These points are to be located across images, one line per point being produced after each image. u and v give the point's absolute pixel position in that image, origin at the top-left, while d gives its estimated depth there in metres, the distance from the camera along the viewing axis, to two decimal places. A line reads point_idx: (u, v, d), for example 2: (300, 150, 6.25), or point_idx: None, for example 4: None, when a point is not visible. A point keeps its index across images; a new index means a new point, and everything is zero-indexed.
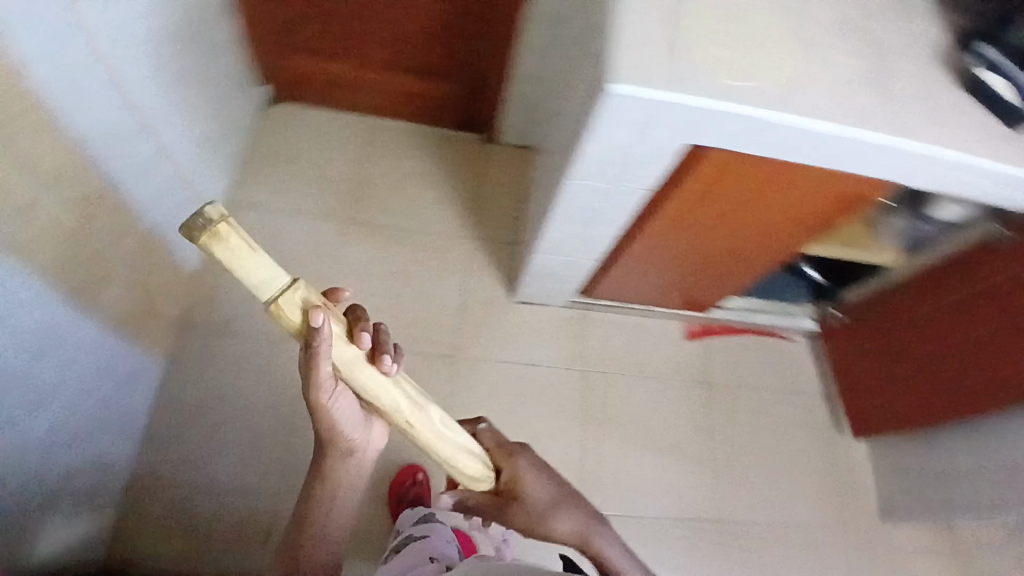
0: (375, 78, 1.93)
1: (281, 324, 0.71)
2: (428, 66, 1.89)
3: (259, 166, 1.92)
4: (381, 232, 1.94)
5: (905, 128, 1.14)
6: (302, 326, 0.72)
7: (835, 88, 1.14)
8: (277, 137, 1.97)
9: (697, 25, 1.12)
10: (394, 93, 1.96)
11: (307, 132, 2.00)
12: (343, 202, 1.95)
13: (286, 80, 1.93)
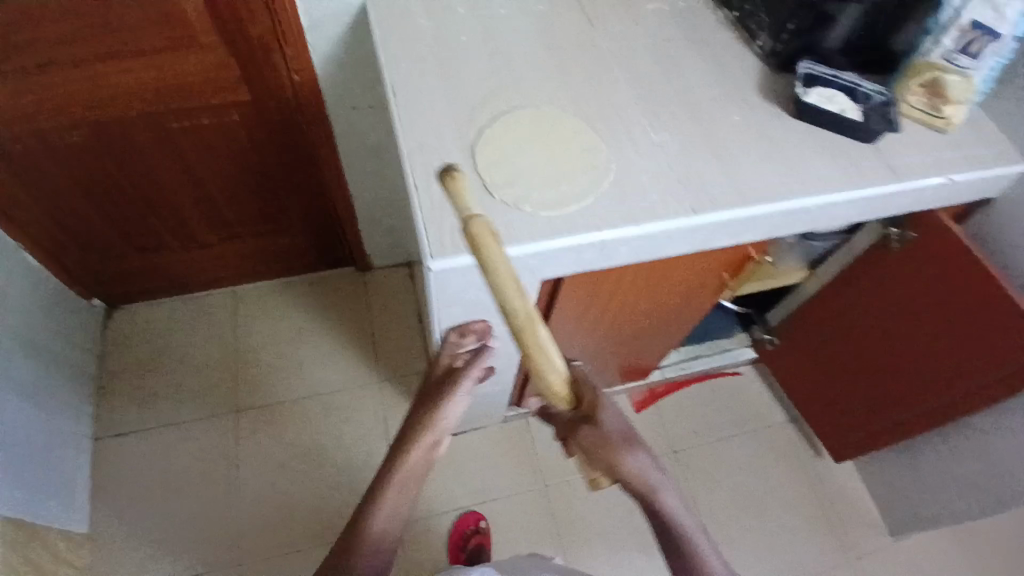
0: (215, 254, 1.70)
1: (455, 202, 0.70)
2: (266, 228, 1.67)
3: (112, 393, 1.65)
4: (276, 411, 1.69)
5: (753, 199, 1.03)
6: (467, 210, 0.69)
7: (667, 176, 1.04)
8: (121, 350, 1.70)
9: (495, 157, 1.01)
10: (242, 267, 1.77)
11: (156, 329, 1.73)
12: (220, 394, 1.69)
13: (111, 287, 1.69)
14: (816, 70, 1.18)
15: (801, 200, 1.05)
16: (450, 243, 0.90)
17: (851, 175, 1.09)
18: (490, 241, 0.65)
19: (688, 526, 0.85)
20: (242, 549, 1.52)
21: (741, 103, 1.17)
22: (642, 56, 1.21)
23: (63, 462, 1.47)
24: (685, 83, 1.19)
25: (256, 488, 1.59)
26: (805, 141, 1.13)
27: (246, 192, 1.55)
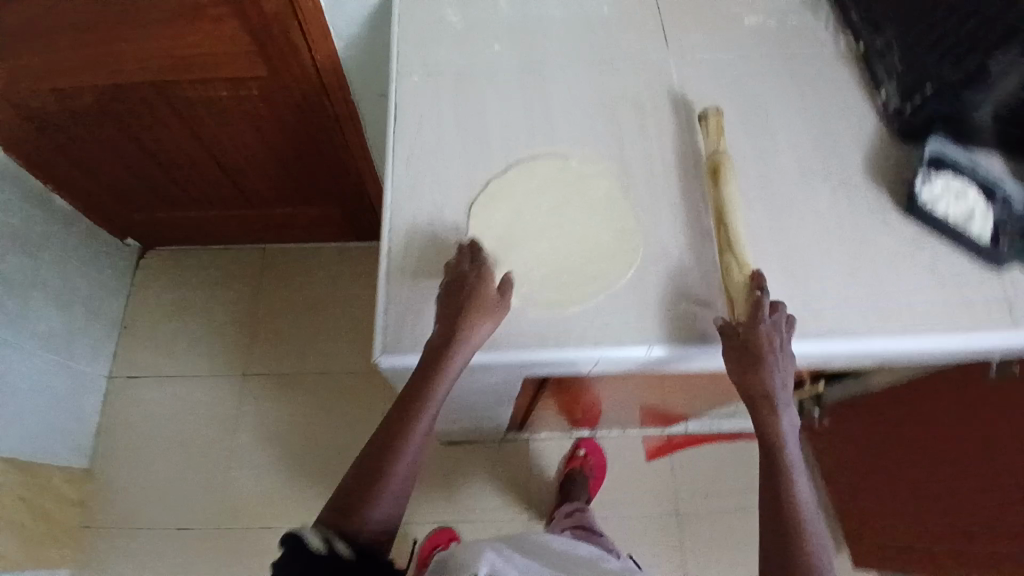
0: (245, 215, 1.64)
1: (710, 138, 0.90)
2: (295, 197, 1.58)
3: (134, 336, 1.67)
4: (282, 382, 1.66)
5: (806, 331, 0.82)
6: (722, 139, 0.89)
7: (706, 281, 0.84)
8: (147, 294, 1.71)
9: (498, 226, 0.84)
10: (272, 230, 1.70)
11: (185, 279, 1.73)
12: (234, 355, 1.68)
13: (143, 232, 1.67)
14: (949, 151, 0.89)
15: (871, 341, 0.83)
16: (412, 340, 0.79)
17: (957, 314, 0.84)
18: (723, 170, 0.86)
19: (814, 530, 0.73)
20: (228, 517, 1.54)
21: (832, 182, 0.91)
22: (718, 96, 0.96)
23: (76, 401, 1.51)
24: (764, 143, 0.93)
25: (251, 458, 1.60)
26: (907, 252, 0.88)
27: (273, 163, 1.45)
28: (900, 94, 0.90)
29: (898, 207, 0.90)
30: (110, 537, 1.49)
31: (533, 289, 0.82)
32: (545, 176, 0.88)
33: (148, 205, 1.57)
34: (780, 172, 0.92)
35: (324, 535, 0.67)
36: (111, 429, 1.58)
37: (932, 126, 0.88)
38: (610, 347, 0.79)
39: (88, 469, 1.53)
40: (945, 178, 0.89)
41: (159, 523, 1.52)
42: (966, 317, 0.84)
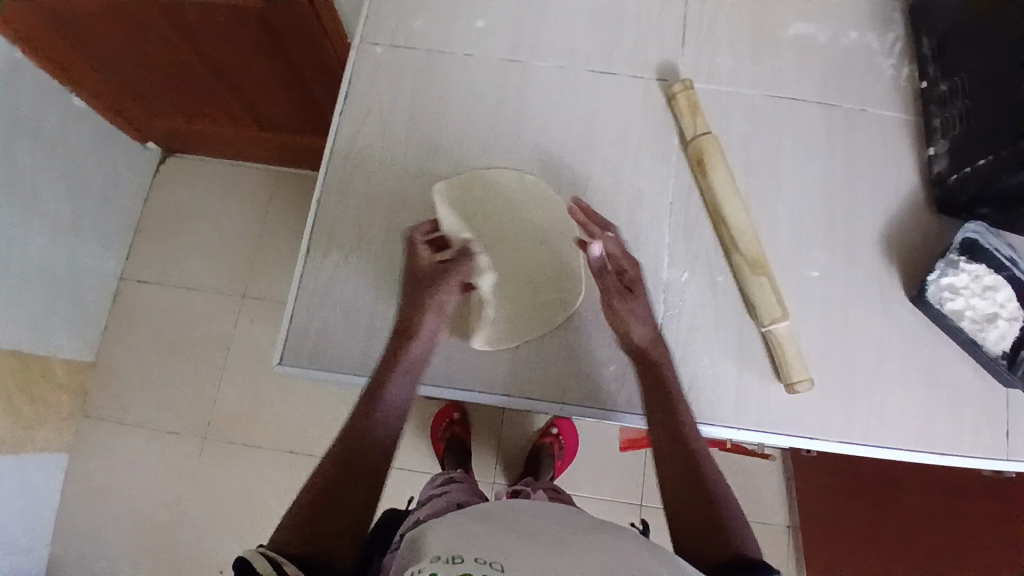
0: (265, 139, 1.60)
1: (683, 120, 0.80)
2: (309, 129, 1.52)
3: (148, 241, 1.69)
4: (277, 311, 1.66)
5: (747, 418, 0.72)
6: (699, 119, 0.79)
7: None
8: (163, 201, 1.71)
9: None
10: (287, 156, 1.66)
11: (201, 191, 1.72)
12: (236, 275, 1.68)
13: (165, 138, 1.64)
14: (990, 238, 0.71)
15: (822, 444, 0.71)
16: (311, 355, 0.75)
17: (938, 434, 0.71)
18: (707, 160, 0.77)
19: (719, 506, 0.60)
20: (211, 429, 1.58)
21: (834, 244, 0.76)
22: (724, 121, 0.81)
23: (85, 296, 1.55)
24: (764, 181, 0.78)
25: (239, 377, 1.61)
26: (901, 347, 0.73)
27: (286, 95, 1.37)
28: (949, 164, 0.75)
29: (906, 293, 0.75)
30: (104, 426, 1.57)
31: (470, 322, 0.76)
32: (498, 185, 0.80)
33: (170, 116, 1.54)
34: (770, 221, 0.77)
35: (275, 559, 0.51)
36: (116, 326, 1.64)
37: (977, 209, 0.73)
38: (520, 397, 0.74)
39: (92, 362, 1.60)
40: (975, 269, 0.72)
41: (150, 422, 1.58)
42: (950, 438, 0.71)
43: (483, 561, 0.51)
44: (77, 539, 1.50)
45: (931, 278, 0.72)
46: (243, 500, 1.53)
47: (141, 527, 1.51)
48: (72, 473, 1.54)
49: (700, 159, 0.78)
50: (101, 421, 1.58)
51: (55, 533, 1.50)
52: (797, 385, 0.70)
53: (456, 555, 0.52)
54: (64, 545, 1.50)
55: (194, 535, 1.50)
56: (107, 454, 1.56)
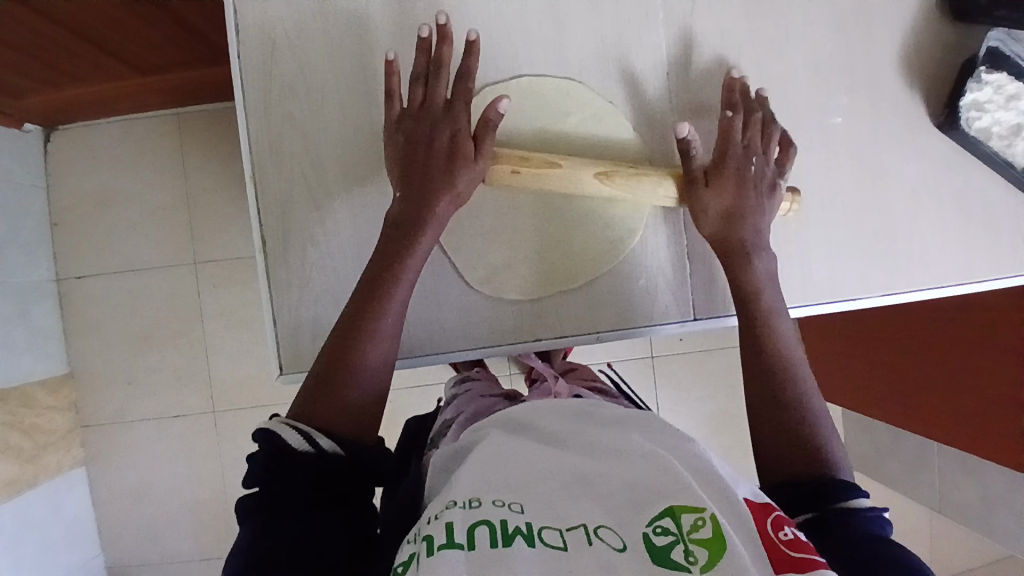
0: (153, 82, 1.32)
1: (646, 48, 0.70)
2: (194, 60, 1.25)
3: (69, 231, 1.48)
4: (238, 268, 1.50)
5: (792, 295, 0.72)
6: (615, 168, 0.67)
7: (673, 243, 0.73)
8: (63, 183, 1.48)
9: None
10: (187, 95, 1.39)
11: (102, 160, 1.48)
12: (179, 243, 1.49)
13: (45, 115, 1.39)
14: (1012, 45, 0.71)
15: (868, 300, 0.73)
16: (316, 360, 0.69)
17: (972, 262, 0.74)
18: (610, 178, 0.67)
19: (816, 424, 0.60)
20: (217, 400, 1.51)
21: (850, 84, 0.73)
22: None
23: (32, 313, 1.40)
24: (765, 27, 0.72)
25: (225, 344, 1.50)
26: (932, 182, 0.74)
27: (169, 39, 1.14)
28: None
29: (933, 121, 0.74)
30: (106, 430, 1.49)
31: (493, 276, 0.71)
32: (500, 113, 0.70)
33: (36, 89, 1.27)
34: (764, 81, 0.73)
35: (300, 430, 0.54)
36: (74, 332, 1.49)
37: (993, 12, 0.71)
38: (552, 338, 0.72)
39: (67, 373, 1.48)
40: (999, 79, 0.72)
41: (152, 413, 1.50)
42: (986, 263, 0.74)
43: (501, 504, 0.46)
44: (127, 538, 1.51)
45: (959, 102, 0.71)
46: None
47: (185, 508, 1.51)
48: (95, 480, 1.50)
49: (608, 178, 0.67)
50: (102, 426, 1.49)
51: (103, 537, 1.50)
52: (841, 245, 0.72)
53: (474, 497, 0.46)
54: (116, 546, 1.51)
55: None
56: (123, 454, 1.50)
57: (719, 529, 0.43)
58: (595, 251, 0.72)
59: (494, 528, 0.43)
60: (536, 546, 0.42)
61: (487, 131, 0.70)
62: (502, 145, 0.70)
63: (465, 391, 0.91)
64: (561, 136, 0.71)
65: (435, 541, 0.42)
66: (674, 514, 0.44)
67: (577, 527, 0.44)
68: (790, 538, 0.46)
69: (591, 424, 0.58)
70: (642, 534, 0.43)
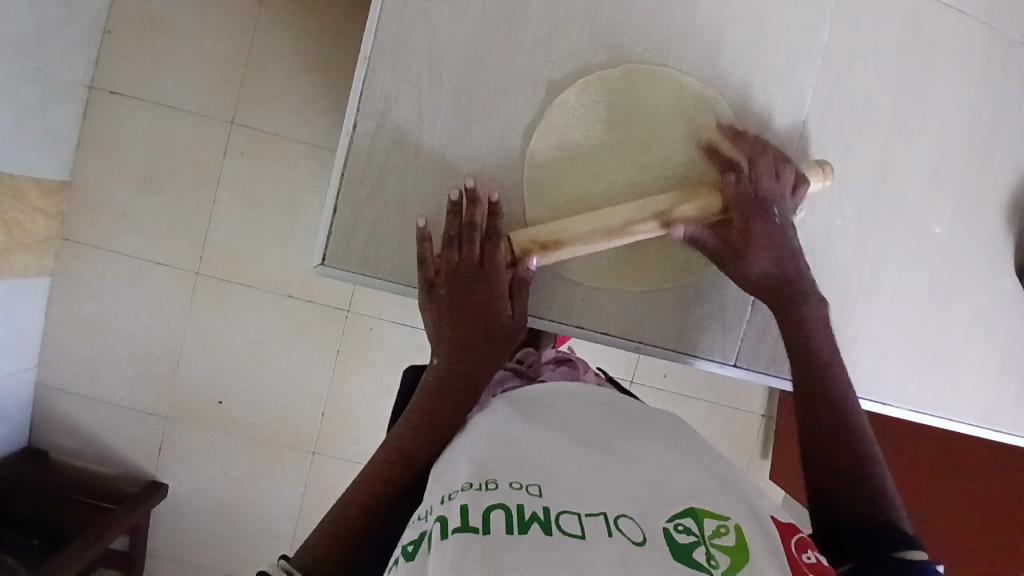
0: None
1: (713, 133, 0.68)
2: None
3: (117, 41, 1.39)
4: (270, 144, 1.44)
5: None
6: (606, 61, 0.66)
7: (743, 285, 0.72)
8: None
9: (510, 131, 0.67)
10: None
11: None
12: (221, 96, 1.42)
13: None
14: None
15: (895, 408, 0.74)
16: (360, 265, 0.66)
17: (995, 409, 0.76)
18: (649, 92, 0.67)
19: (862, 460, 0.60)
20: (203, 265, 1.45)
21: (957, 201, 0.73)
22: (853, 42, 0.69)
23: (53, 110, 1.32)
24: (905, 114, 0.72)
25: (230, 214, 1.45)
26: (991, 321, 0.75)
27: None
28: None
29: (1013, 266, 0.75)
30: (83, 252, 1.44)
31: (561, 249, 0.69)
32: (620, 93, 0.68)
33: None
34: (885, 161, 0.72)
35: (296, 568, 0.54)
36: (85, 145, 1.42)
37: None
38: (596, 333, 0.71)
39: (65, 182, 1.41)
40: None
41: (135, 252, 1.44)
42: (1008, 417, 0.76)
43: (518, 486, 0.46)
44: (66, 363, 1.46)
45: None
46: (242, 339, 1.48)
47: (134, 356, 1.47)
48: (55, 297, 1.44)
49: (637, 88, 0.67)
50: (81, 247, 1.43)
51: (41, 355, 1.45)
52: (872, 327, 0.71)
53: (490, 480, 0.46)
54: (51, 367, 1.46)
55: (190, 368, 1.47)
56: (93, 283, 1.45)
57: (739, 539, 0.43)
58: (664, 259, 0.70)
59: (509, 514, 0.42)
60: (553, 534, 0.41)
61: (611, 104, 0.68)
62: (620, 121, 0.68)
63: None
64: (682, 136, 0.68)
65: (450, 524, 0.42)
66: (696, 517, 0.44)
67: (597, 515, 0.43)
68: (814, 563, 0.46)
69: (612, 417, 0.58)
70: (663, 529, 0.43)
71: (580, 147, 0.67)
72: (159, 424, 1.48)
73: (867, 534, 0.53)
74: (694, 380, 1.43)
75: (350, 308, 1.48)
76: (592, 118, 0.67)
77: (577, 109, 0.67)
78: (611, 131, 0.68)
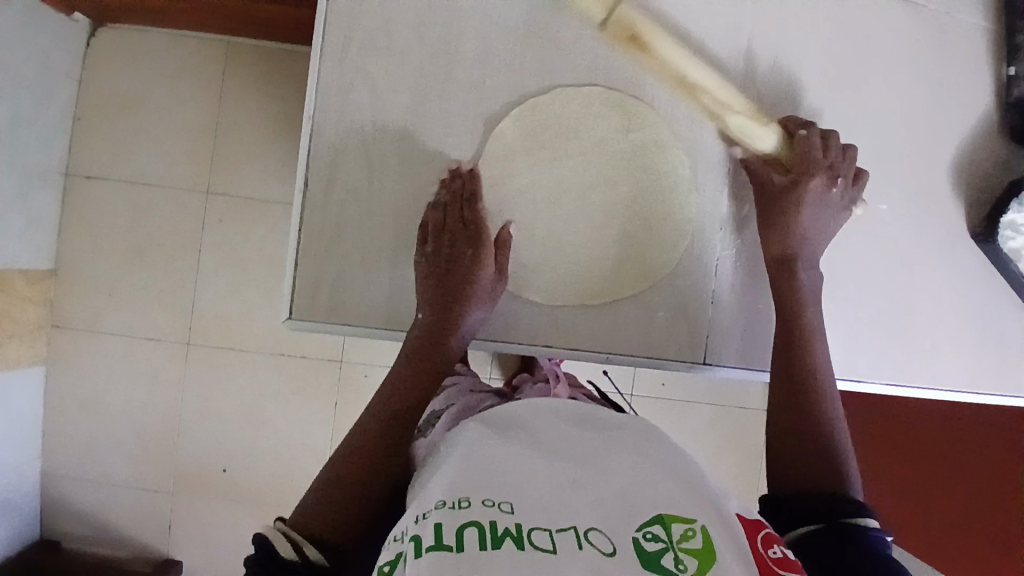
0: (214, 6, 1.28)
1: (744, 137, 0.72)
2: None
3: (89, 126, 1.44)
4: (247, 208, 1.47)
5: None
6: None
7: (701, 285, 0.74)
8: (96, 79, 1.43)
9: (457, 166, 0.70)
10: (242, 28, 1.35)
11: (142, 66, 1.44)
12: (195, 167, 1.46)
13: (96, 8, 1.34)
14: None
15: (871, 385, 0.75)
16: (327, 313, 0.68)
17: (977, 373, 0.76)
18: (642, 30, 0.68)
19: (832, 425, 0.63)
20: (193, 333, 1.47)
21: (899, 177, 0.76)
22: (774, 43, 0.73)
23: (33, 200, 1.36)
24: (835, 101, 0.75)
25: (215, 280, 1.47)
26: (955, 286, 0.76)
27: None
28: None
29: (969, 230, 0.76)
30: (75, 335, 1.46)
31: (521, 273, 0.71)
32: (566, 112, 0.71)
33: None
34: None
35: (295, 542, 0.53)
36: (67, 230, 1.45)
37: None
38: (564, 349, 0.72)
39: (52, 269, 1.44)
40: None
41: (126, 329, 1.46)
42: (991, 380, 0.77)
43: (490, 504, 0.46)
44: (68, 447, 1.47)
45: (1000, 217, 0.73)
46: (240, 401, 1.48)
47: (134, 432, 1.47)
48: (51, 383, 1.45)
49: (631, 35, 0.69)
50: (73, 330, 1.45)
51: (44, 441, 1.46)
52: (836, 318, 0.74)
53: (463, 498, 0.46)
54: (55, 453, 1.47)
55: (191, 437, 1.48)
56: (87, 364, 1.46)
57: (706, 540, 0.45)
58: (627, 267, 0.72)
59: (481, 531, 0.43)
60: (525, 548, 0.42)
61: (551, 126, 0.71)
62: (564, 140, 0.71)
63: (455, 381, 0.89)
64: (628, 146, 0.72)
65: (423, 544, 0.42)
66: (665, 523, 0.46)
67: (567, 529, 0.44)
68: (779, 557, 0.47)
69: (588, 426, 0.59)
70: (633, 538, 0.44)
71: (529, 170, 0.71)
72: (166, 497, 1.48)
73: (826, 502, 0.56)
74: (691, 386, 1.43)
75: (343, 357, 1.49)
76: (535, 143, 0.71)
77: (521, 136, 0.71)
78: (552, 153, 0.71)
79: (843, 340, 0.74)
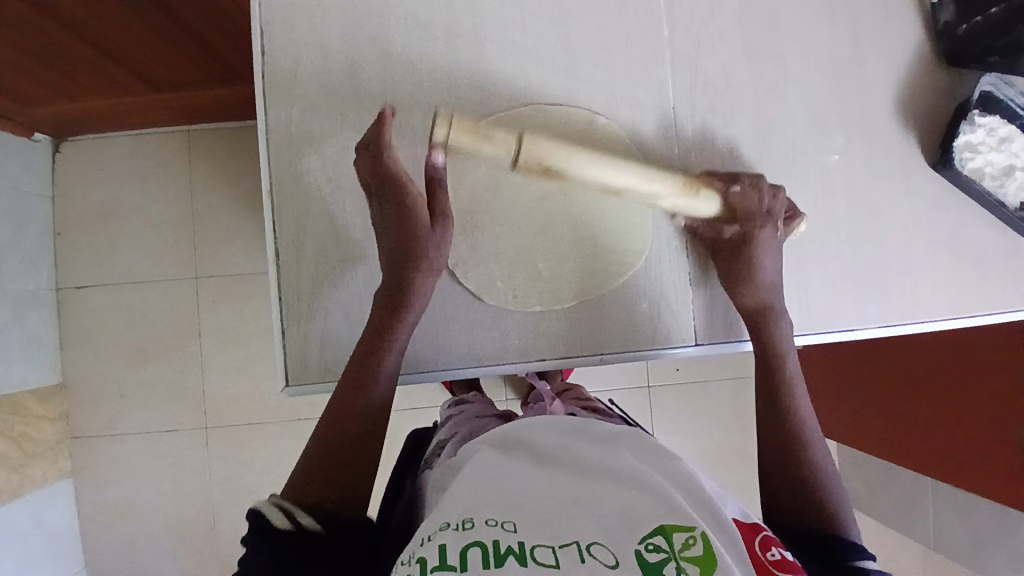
0: (163, 98, 1.30)
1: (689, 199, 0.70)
2: (215, 79, 1.23)
3: (70, 238, 1.47)
4: (237, 284, 1.49)
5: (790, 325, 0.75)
6: (494, 135, 0.64)
7: (677, 268, 0.75)
8: (66, 191, 1.46)
9: None
10: (196, 115, 1.38)
11: (110, 170, 1.47)
12: (180, 255, 1.48)
13: (55, 126, 1.38)
14: (1005, 88, 0.75)
15: (863, 330, 0.75)
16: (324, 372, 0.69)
17: (965, 298, 0.77)
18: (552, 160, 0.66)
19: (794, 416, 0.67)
20: (209, 417, 1.48)
21: (846, 125, 0.77)
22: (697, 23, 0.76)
23: (30, 320, 1.38)
24: (767, 66, 0.76)
25: (219, 361, 1.49)
26: (926, 218, 0.77)
27: (193, 65, 1.14)
28: (959, 11, 0.75)
29: (927, 160, 0.77)
30: (94, 443, 1.47)
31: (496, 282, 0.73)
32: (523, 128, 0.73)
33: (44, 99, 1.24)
34: (765, 113, 0.76)
35: (287, 508, 0.56)
36: (68, 342, 1.47)
37: (986, 58, 0.75)
38: (558, 358, 0.73)
39: (60, 383, 1.46)
40: (991, 122, 0.75)
41: (143, 427, 1.47)
42: (982, 300, 0.77)
43: (494, 523, 0.46)
44: (107, 554, 1.47)
45: (952, 142, 0.75)
46: (267, 474, 1.49)
47: (170, 526, 1.48)
48: (81, 495, 1.46)
49: (541, 165, 0.66)
50: (90, 438, 1.47)
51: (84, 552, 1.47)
52: (812, 273, 0.75)
53: (467, 519, 0.46)
54: (96, 563, 1.47)
55: (226, 520, 1.48)
56: (111, 468, 1.47)
57: (707, 546, 0.43)
58: (562, 282, 0.74)
59: (485, 550, 0.43)
60: (530, 563, 0.42)
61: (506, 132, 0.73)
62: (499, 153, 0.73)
63: (460, 410, 0.90)
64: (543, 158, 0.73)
65: (428, 563, 0.42)
66: (666, 533, 0.44)
67: (570, 544, 0.44)
68: (778, 559, 0.48)
69: (586, 438, 0.59)
70: (635, 551, 0.43)
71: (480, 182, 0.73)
72: None
73: None
74: (706, 366, 1.41)
75: None
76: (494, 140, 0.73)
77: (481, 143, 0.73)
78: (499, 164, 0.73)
79: (828, 295, 0.75)
